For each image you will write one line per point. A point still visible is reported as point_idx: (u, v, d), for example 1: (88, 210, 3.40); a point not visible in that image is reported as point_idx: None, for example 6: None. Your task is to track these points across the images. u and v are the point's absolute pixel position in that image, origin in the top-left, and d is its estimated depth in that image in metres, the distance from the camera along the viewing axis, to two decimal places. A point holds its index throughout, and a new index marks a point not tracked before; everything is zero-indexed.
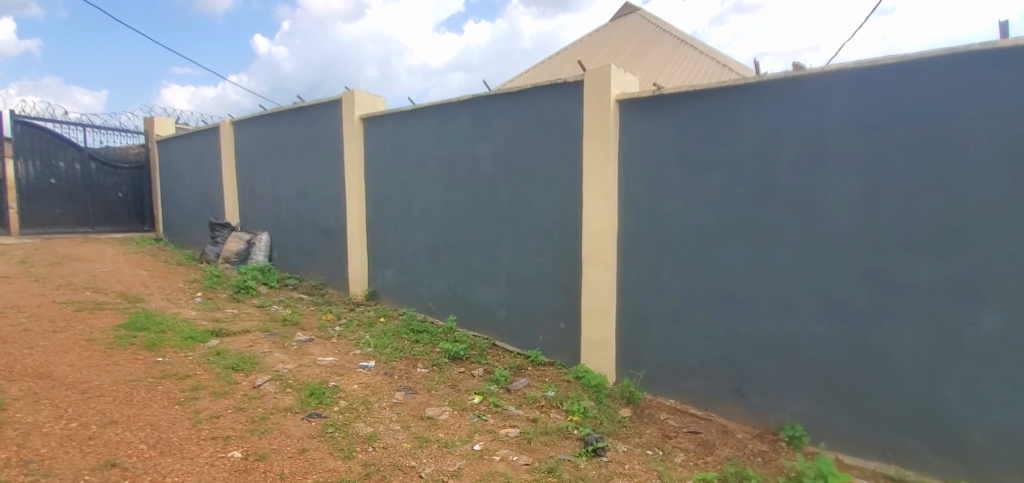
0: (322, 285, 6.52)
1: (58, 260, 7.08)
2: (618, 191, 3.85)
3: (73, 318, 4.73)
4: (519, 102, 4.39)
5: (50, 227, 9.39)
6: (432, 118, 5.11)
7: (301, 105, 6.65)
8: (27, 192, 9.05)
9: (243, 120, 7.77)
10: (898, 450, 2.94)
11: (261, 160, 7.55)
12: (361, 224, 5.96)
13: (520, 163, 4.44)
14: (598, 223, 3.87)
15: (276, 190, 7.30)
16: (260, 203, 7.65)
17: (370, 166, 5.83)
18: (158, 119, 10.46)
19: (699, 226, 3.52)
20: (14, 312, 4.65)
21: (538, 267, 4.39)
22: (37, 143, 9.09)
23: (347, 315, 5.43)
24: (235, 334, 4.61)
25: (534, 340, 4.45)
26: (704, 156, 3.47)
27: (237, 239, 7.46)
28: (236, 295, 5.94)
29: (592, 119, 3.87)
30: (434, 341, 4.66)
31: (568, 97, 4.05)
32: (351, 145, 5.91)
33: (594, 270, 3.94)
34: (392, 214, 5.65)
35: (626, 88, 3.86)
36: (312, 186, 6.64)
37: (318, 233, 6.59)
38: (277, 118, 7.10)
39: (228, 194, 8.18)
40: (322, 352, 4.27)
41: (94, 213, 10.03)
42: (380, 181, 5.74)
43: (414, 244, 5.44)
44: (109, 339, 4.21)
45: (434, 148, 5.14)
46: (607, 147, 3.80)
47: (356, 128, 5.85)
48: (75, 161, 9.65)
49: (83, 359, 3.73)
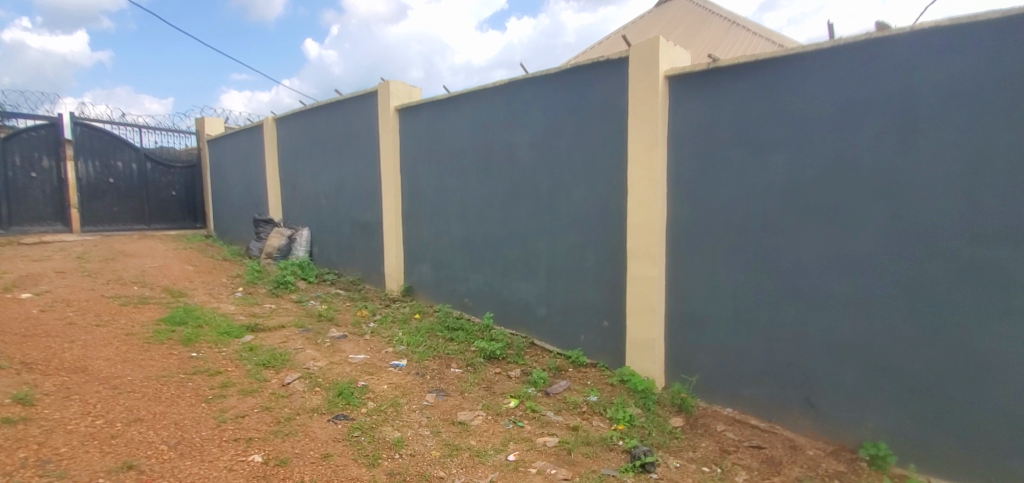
0: (360, 281, 6.46)
1: (113, 256, 7.36)
2: (667, 177, 3.50)
3: (118, 312, 4.83)
4: (558, 84, 4.09)
5: (109, 225, 9.84)
6: (468, 105, 4.89)
7: (339, 100, 6.60)
8: (87, 191, 9.51)
9: (285, 116, 7.83)
10: (1008, 476, 2.47)
11: (301, 155, 7.57)
12: (396, 218, 5.83)
13: (561, 150, 4.14)
14: (645, 213, 3.54)
15: (316, 185, 7.30)
16: (300, 199, 7.68)
17: (406, 158, 5.68)
18: (209, 120, 10.82)
19: (761, 215, 3.13)
20: (63, 308, 4.83)
21: (580, 261, 4.09)
22: (96, 144, 9.53)
23: (382, 311, 5.30)
24: (270, 330, 4.54)
25: (575, 340, 4.16)
26: (766, 134, 3.08)
27: (278, 234, 7.49)
28: (275, 289, 5.91)
29: (637, 99, 3.53)
30: (470, 339, 4.44)
31: (611, 76, 3.72)
32: (387, 137, 5.78)
33: (641, 264, 3.60)
34: (427, 207, 5.49)
35: (677, 63, 3.50)
36: (349, 181, 6.57)
37: (356, 227, 6.52)
38: (317, 112, 7.08)
39: (271, 190, 8.28)
40: (354, 349, 4.13)
41: (150, 211, 10.45)
42: (415, 173, 5.58)
43: (450, 238, 5.25)
44: (149, 334, 4.24)
45: (470, 138, 4.92)
46: (656, 129, 3.45)
47: (392, 119, 5.71)
48: (132, 161, 10.08)
49: (119, 354, 3.74)
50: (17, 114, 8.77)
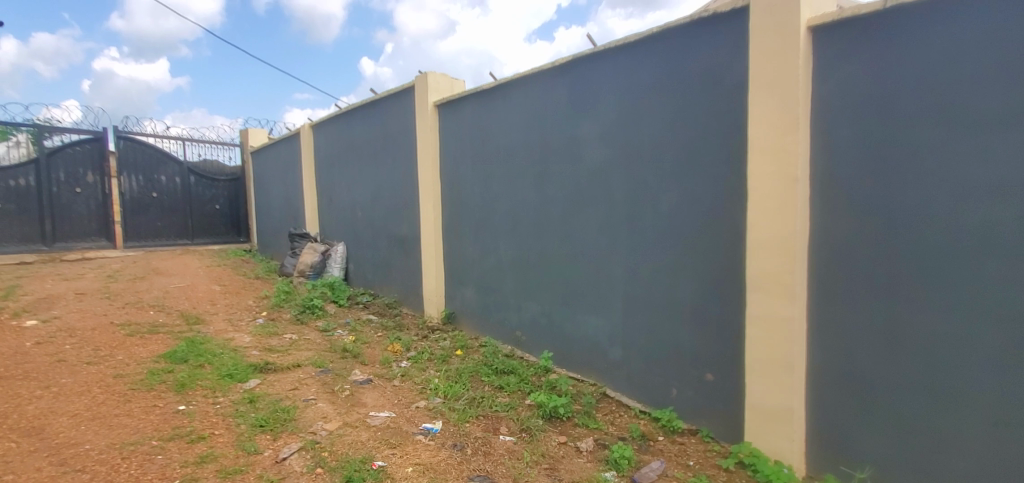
0: (397, 304, 5.65)
1: (144, 274, 6.94)
2: (810, 175, 2.43)
3: (119, 344, 4.20)
4: (639, 56, 3.09)
5: (152, 240, 9.62)
6: (521, 94, 3.97)
7: (374, 99, 5.86)
8: (131, 206, 9.33)
9: (321, 122, 7.21)
10: None
11: (336, 163, 6.91)
12: (436, 233, 4.96)
13: (643, 143, 3.13)
14: (777, 227, 2.47)
15: (350, 195, 6.59)
16: (336, 211, 7.00)
17: (447, 161, 4.82)
18: (252, 132, 10.53)
19: (978, 229, 2.01)
20: (62, 338, 4.26)
21: (670, 290, 3.05)
22: (140, 158, 9.38)
23: (418, 345, 4.42)
24: (282, 371, 3.75)
25: (665, 396, 3.11)
26: (988, 102, 1.97)
27: (312, 251, 6.82)
28: (300, 315, 5.16)
29: (764, 64, 2.48)
30: (523, 389, 3.46)
31: (718, 37, 2.70)
32: (425, 137, 4.95)
33: (769, 299, 2.52)
34: (470, 219, 4.60)
35: (821, 9, 2.44)
36: (385, 190, 5.80)
37: (392, 242, 5.73)
38: (352, 115, 6.38)
39: (307, 202, 7.68)
40: (377, 403, 3.24)
41: (193, 225, 10.19)
42: (457, 179, 4.71)
43: (498, 258, 4.33)
44: (140, 376, 3.53)
45: (522, 134, 3.99)
46: (793, 104, 2.40)
47: (430, 117, 4.88)
48: (175, 175, 9.87)
49: (92, 407, 3.02)
50: (63, 129, 8.70)
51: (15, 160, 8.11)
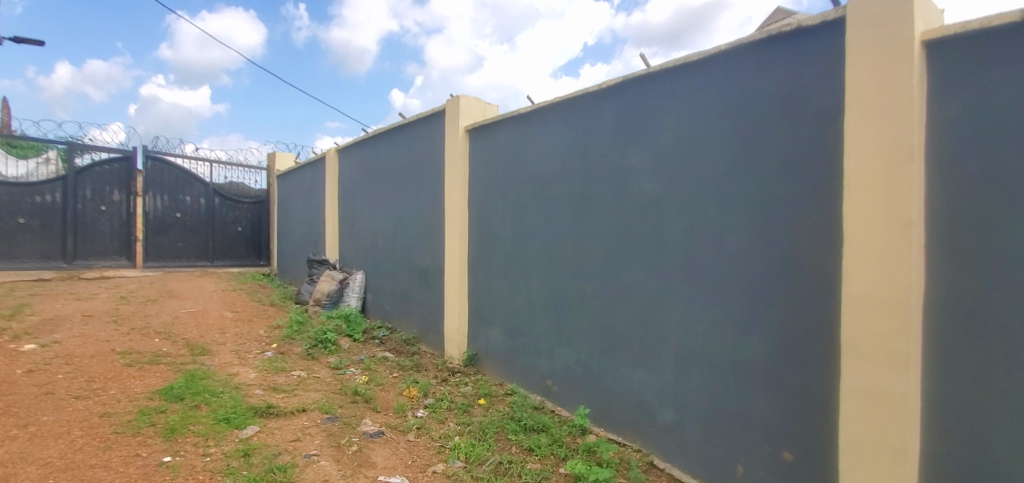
0: (416, 340, 5.24)
1: (157, 297, 6.70)
2: (925, 217, 2.00)
3: (115, 375, 3.87)
4: (703, 77, 2.72)
5: (171, 260, 9.48)
6: (561, 119, 3.63)
7: (402, 124, 5.60)
8: (154, 225, 9.24)
9: (346, 146, 6.99)
10: None
11: (359, 189, 6.65)
12: (461, 266, 4.59)
13: (704, 175, 2.72)
14: (884, 279, 2.02)
15: (372, 222, 6.29)
16: (357, 238, 6.71)
17: (476, 190, 4.48)
18: (280, 155, 10.47)
19: None
20: (56, 366, 3.95)
21: (737, 346, 2.59)
22: (167, 177, 9.34)
23: (437, 390, 3.99)
24: (285, 416, 3.35)
25: (728, 472, 2.62)
26: None
27: (329, 279, 6.50)
28: (311, 349, 4.79)
29: (864, 84, 2.08)
30: (557, 452, 2.99)
31: (802, 54, 2.31)
32: (453, 163, 4.63)
33: (872, 367, 2.06)
34: (499, 253, 4.21)
35: (936, 21, 2.05)
36: (408, 218, 5.48)
37: (413, 274, 5.37)
38: (378, 139, 6.13)
39: (328, 228, 7.42)
40: (388, 464, 2.80)
41: (214, 247, 10.04)
42: (487, 209, 4.35)
43: (529, 297, 3.91)
44: (128, 416, 3.17)
45: (561, 162, 3.63)
46: (905, 132, 1.97)
47: (460, 142, 4.57)
48: (200, 195, 9.79)
49: (66, 455, 2.65)
50: (93, 147, 8.72)
51: (44, 177, 8.14)
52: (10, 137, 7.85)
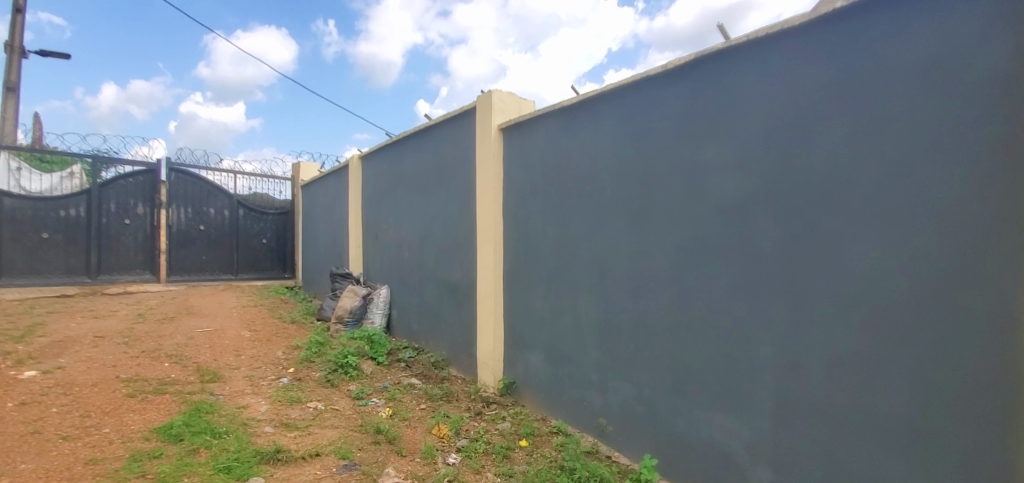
0: (445, 363, 4.74)
1: (175, 314, 6.38)
2: None
3: (113, 409, 3.47)
4: (806, 47, 2.15)
5: (195, 274, 9.24)
6: (613, 110, 3.08)
7: (428, 126, 5.13)
8: (177, 239, 9.04)
9: (370, 152, 6.58)
10: None
11: (384, 197, 6.21)
12: (496, 281, 4.06)
13: (811, 170, 2.14)
14: None
15: (397, 233, 5.83)
16: (382, 250, 6.27)
17: (511, 196, 3.96)
18: (305, 164, 10.20)
19: None
20: (52, 398, 3.57)
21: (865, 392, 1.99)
22: (190, 189, 9.14)
23: (471, 427, 3.46)
24: (296, 463, 2.86)
25: None
26: None
27: (352, 294, 6.07)
28: (330, 375, 4.32)
29: None
30: None
31: (959, 6, 1.74)
32: (485, 166, 4.13)
33: None
34: (540, 268, 3.68)
35: None
36: (436, 227, 4.99)
37: (442, 289, 4.87)
38: (403, 143, 5.68)
39: (353, 239, 7.01)
40: None
41: (238, 260, 9.77)
42: (524, 217, 3.82)
43: (577, 319, 3.35)
44: (116, 464, 2.74)
45: (614, 161, 3.08)
46: None
47: (493, 142, 4.06)
48: (224, 207, 9.56)
49: None
50: (118, 160, 8.58)
51: (68, 190, 8.00)
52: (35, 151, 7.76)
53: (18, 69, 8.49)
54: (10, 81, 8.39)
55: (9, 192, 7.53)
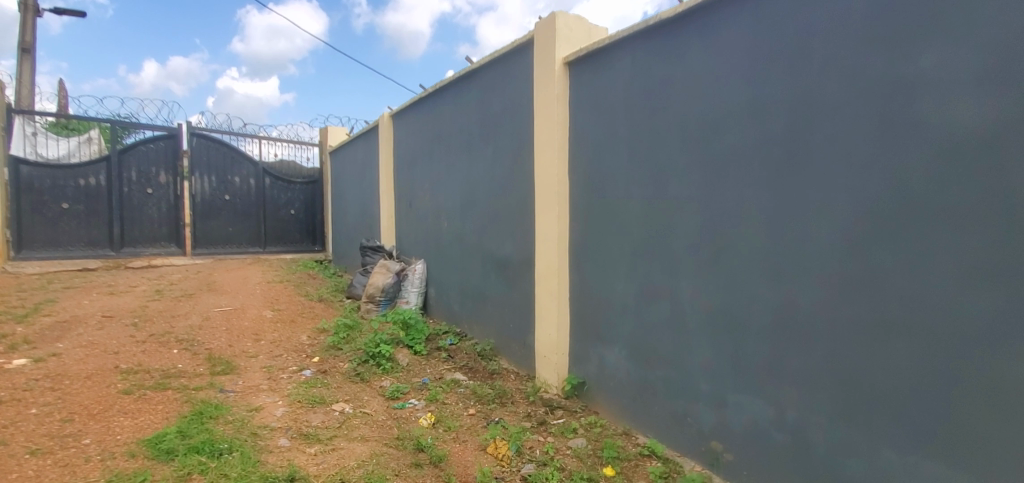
0: (494, 353, 4.00)
1: (194, 291, 5.84)
2: None
3: (102, 411, 2.86)
4: None
5: (222, 247, 8.77)
6: (744, 20, 2.19)
7: (470, 70, 4.28)
8: (202, 209, 8.55)
9: (402, 109, 5.78)
10: None
11: (419, 160, 5.43)
12: (560, 258, 3.26)
13: None
14: None
15: (435, 200, 5.07)
16: (416, 219, 5.53)
17: (581, 149, 3.11)
18: (333, 129, 9.51)
19: None
20: (35, 396, 3.00)
21: None
22: (214, 157, 8.59)
23: (536, 444, 2.71)
24: None
25: None
26: None
27: (384, 270, 5.32)
28: (360, 368, 3.63)
29: None
30: None
31: None
32: (547, 113, 3.28)
33: None
34: (621, 241, 2.84)
35: None
36: (481, 193, 4.20)
37: (489, 266, 4.10)
38: (440, 95, 4.86)
39: (384, 208, 6.30)
40: None
41: (266, 232, 9.20)
42: (600, 176, 2.98)
43: (677, 308, 2.53)
44: None
45: (743, 92, 2.20)
46: None
47: (556, 81, 3.19)
48: (250, 176, 8.98)
49: None
50: (138, 125, 8.06)
51: (87, 157, 7.52)
52: (52, 115, 7.28)
53: (31, 28, 7.96)
54: (25, 41, 7.88)
55: (26, 158, 7.08)
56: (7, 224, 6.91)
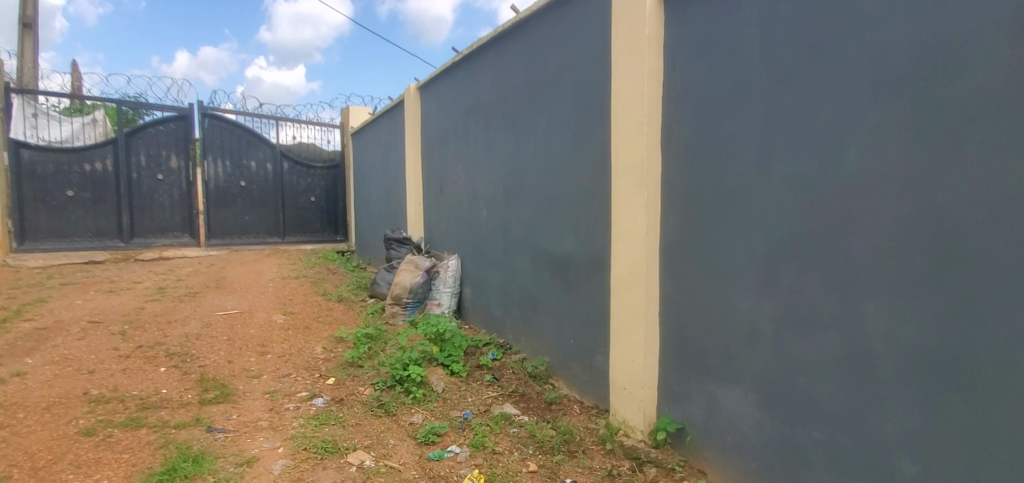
0: (549, 375, 3.19)
1: (200, 288, 5.19)
2: None
3: (46, 464, 2.16)
4: None
5: (238, 237, 8.18)
6: None
7: (517, 21, 3.42)
8: (216, 196, 7.97)
9: (431, 80, 4.98)
10: None
11: (451, 138, 4.63)
12: (650, 261, 2.40)
13: None
14: None
15: (471, 184, 4.27)
16: (449, 207, 4.74)
17: (683, 111, 2.25)
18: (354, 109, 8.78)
19: None
20: None
21: None
22: (228, 139, 7.97)
23: None
24: None
25: None
26: None
27: (411, 267, 4.50)
28: (384, 398, 2.87)
29: None
30: None
31: None
32: (631, 63, 2.42)
33: None
34: (749, 240, 1.99)
35: None
36: (531, 175, 3.36)
37: (542, 266, 3.29)
38: (478, 58, 4.03)
39: (411, 195, 5.53)
40: None
41: (285, 221, 8.56)
42: (714, 148, 2.12)
43: (853, 343, 1.68)
44: None
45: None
46: None
47: (646, 18, 2.32)
48: (267, 160, 8.33)
49: None
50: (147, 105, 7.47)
51: (91, 140, 6.96)
52: (53, 95, 6.73)
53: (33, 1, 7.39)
54: (26, 16, 7.32)
55: (26, 142, 6.55)
56: (8, 214, 6.41)
